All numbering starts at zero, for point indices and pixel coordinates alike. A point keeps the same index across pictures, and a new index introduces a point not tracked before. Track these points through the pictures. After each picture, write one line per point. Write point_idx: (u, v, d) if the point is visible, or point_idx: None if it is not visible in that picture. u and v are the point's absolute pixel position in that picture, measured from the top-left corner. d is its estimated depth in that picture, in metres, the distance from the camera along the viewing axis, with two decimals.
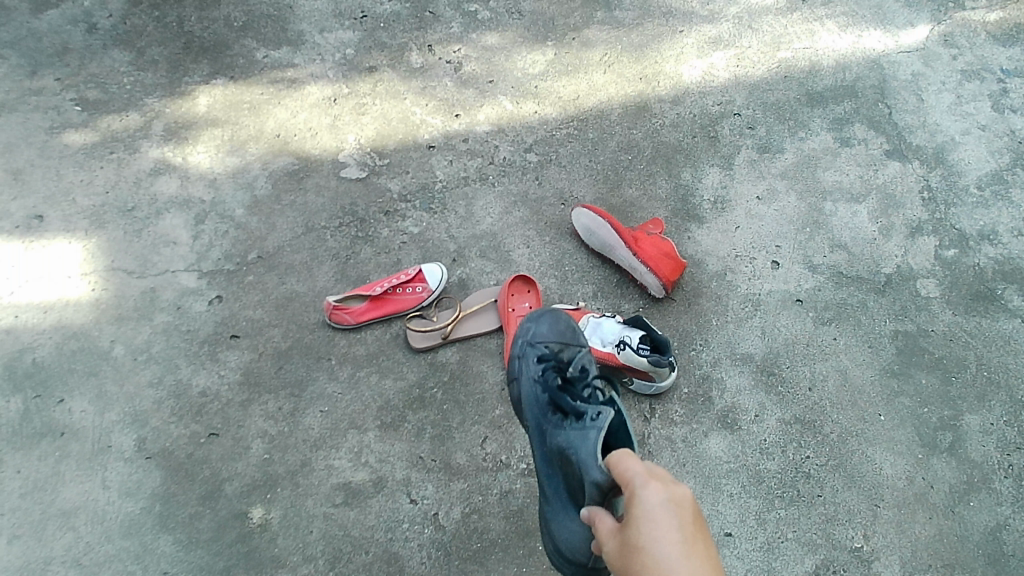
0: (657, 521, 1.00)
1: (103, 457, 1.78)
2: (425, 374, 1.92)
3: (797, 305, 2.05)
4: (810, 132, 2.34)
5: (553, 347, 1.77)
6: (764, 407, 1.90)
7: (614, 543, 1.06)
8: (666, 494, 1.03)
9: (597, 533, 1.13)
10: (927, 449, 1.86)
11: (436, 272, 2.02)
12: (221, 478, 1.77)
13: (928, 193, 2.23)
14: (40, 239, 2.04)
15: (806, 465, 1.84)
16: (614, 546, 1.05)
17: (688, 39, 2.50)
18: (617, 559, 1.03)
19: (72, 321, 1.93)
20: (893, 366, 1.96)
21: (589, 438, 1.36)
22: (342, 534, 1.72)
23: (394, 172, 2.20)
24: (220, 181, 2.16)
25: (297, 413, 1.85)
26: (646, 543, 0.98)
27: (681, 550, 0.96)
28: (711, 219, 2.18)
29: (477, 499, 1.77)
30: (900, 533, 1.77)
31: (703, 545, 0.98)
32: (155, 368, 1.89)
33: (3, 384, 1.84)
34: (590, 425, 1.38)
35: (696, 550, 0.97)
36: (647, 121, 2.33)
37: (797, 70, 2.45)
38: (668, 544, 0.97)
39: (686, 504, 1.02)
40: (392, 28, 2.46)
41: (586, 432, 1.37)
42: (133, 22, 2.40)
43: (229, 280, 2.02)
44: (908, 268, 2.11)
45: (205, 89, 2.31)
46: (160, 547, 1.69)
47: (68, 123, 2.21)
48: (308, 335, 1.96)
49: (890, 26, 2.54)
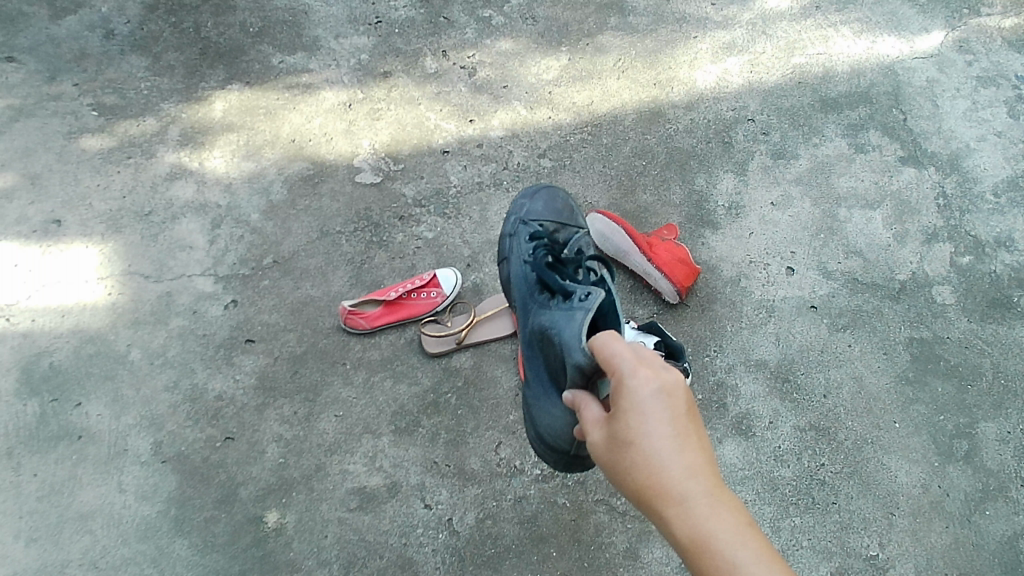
0: (648, 415, 1.02)
1: (120, 461, 1.79)
2: (439, 380, 1.92)
3: (812, 312, 2.04)
4: (824, 138, 2.34)
5: (547, 228, 1.90)
6: (778, 414, 1.90)
7: (603, 434, 1.10)
8: (657, 384, 1.04)
9: (585, 419, 1.18)
10: (943, 457, 1.85)
11: (450, 278, 2.02)
12: (236, 482, 1.78)
13: (943, 200, 2.23)
14: (58, 244, 2.05)
15: (821, 472, 1.83)
16: (602, 436, 1.10)
17: (702, 44, 2.50)
18: (607, 452, 1.07)
19: (89, 325, 1.95)
20: (908, 374, 1.96)
21: (574, 318, 1.41)
22: (356, 539, 1.73)
23: (409, 177, 2.21)
24: (236, 186, 2.18)
25: (312, 418, 1.86)
26: (638, 440, 1.02)
27: (674, 445, 1.00)
28: (725, 225, 2.17)
29: (491, 505, 1.77)
30: (915, 541, 1.76)
31: (695, 436, 1.02)
32: (171, 372, 1.90)
33: (21, 388, 1.86)
34: (578, 306, 1.44)
35: (689, 443, 1.01)
36: (660, 127, 2.34)
37: (811, 76, 2.45)
38: (660, 438, 1.01)
39: (676, 393, 1.05)
40: (406, 34, 2.47)
41: (574, 312, 1.43)
42: (150, 28, 2.42)
43: (245, 284, 2.03)
44: (924, 275, 2.10)
45: (221, 95, 2.32)
46: (176, 551, 1.71)
47: (85, 128, 2.23)
48: (322, 340, 1.96)
49: (905, 32, 2.54)
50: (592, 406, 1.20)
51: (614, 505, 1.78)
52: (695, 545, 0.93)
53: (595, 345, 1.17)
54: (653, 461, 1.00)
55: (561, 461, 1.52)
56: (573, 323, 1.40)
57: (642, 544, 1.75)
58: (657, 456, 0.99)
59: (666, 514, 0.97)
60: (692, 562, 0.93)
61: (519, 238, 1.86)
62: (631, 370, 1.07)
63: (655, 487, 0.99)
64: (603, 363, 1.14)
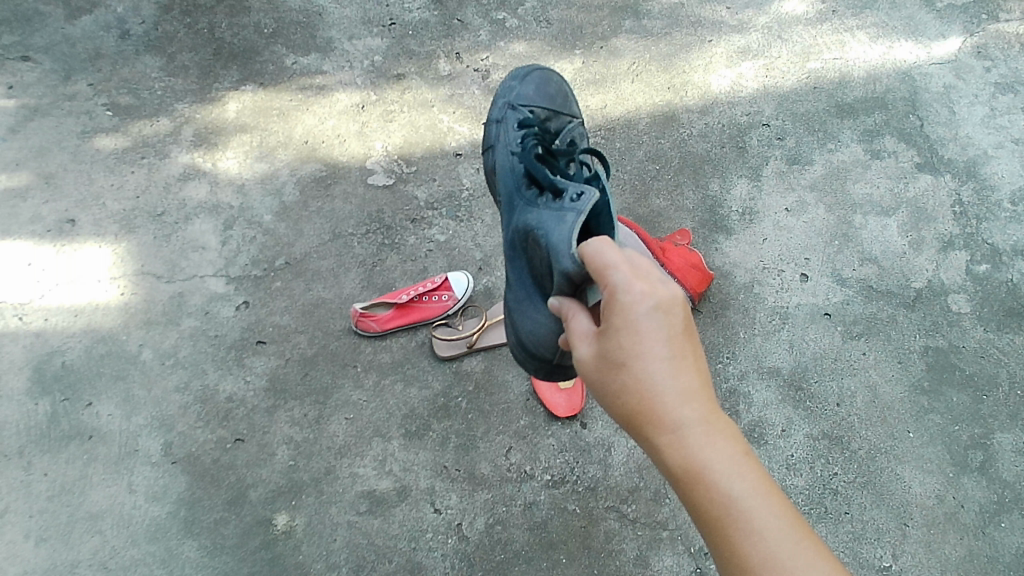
0: (642, 336, 0.99)
1: (130, 461, 1.79)
2: (450, 383, 1.91)
3: (826, 319, 2.03)
4: (839, 143, 2.32)
5: (539, 116, 1.84)
6: (791, 422, 1.88)
7: (594, 351, 1.06)
8: (653, 302, 0.99)
9: (573, 331, 1.14)
10: (958, 467, 1.83)
11: (462, 281, 2.02)
12: (246, 484, 1.78)
13: (959, 207, 2.20)
14: (71, 243, 2.06)
15: (834, 482, 1.82)
16: (591, 351, 1.06)
17: (717, 49, 2.49)
18: (596, 369, 1.05)
19: (101, 324, 1.95)
20: (923, 383, 1.94)
21: (565, 221, 1.32)
22: (366, 543, 1.73)
23: (421, 180, 2.21)
24: (249, 187, 2.18)
25: (322, 420, 1.85)
26: (631, 362, 0.99)
27: (669, 369, 0.98)
28: (739, 230, 2.16)
29: (501, 510, 1.77)
30: (928, 553, 1.75)
31: (692, 358, 1.00)
32: (182, 373, 1.90)
33: (33, 387, 1.86)
34: (569, 207, 1.34)
35: (684, 365, 0.99)
36: (674, 131, 2.32)
37: (826, 81, 2.43)
38: (654, 360, 0.98)
39: (673, 311, 1.00)
40: (420, 36, 2.46)
41: (565, 214, 1.34)
42: (165, 28, 2.43)
43: (257, 285, 2.03)
44: (940, 283, 2.08)
45: (234, 96, 2.32)
46: (185, 552, 1.71)
47: (100, 128, 2.24)
48: (333, 342, 1.96)
49: (922, 37, 2.52)
50: (580, 316, 1.16)
51: (625, 512, 1.77)
52: (689, 473, 0.93)
53: (585, 252, 1.09)
54: (647, 385, 0.98)
55: (540, 367, 1.50)
56: (563, 226, 1.31)
57: (652, 552, 1.73)
58: (653, 383, 0.97)
59: (657, 441, 0.97)
60: (685, 492, 0.93)
61: (508, 126, 1.80)
62: (625, 285, 1.01)
63: (649, 416, 0.97)
64: (592, 271, 1.07)
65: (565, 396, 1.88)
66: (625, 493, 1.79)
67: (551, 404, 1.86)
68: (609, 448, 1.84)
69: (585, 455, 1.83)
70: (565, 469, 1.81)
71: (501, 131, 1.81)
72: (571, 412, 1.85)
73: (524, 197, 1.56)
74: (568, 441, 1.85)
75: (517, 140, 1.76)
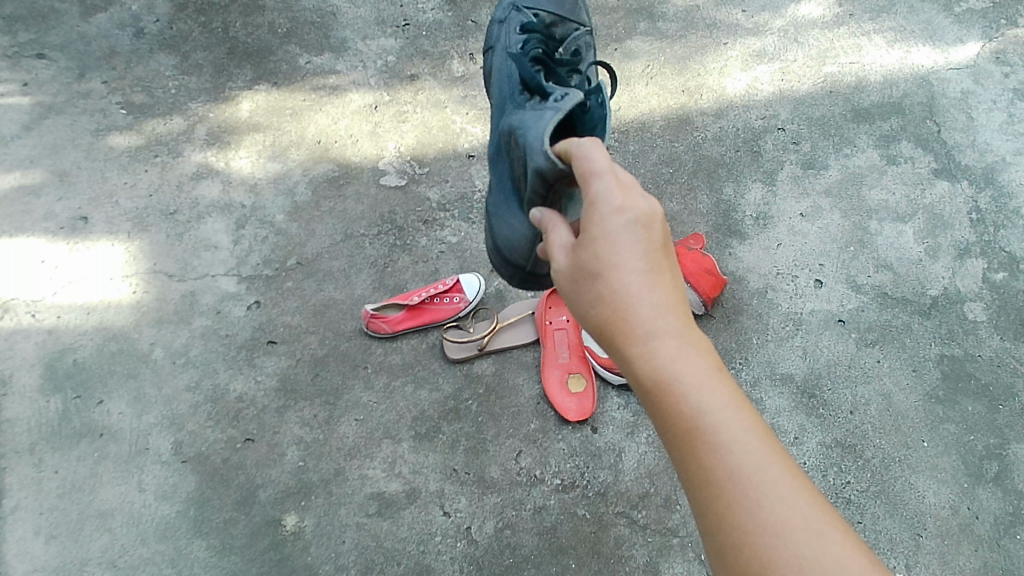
0: (619, 246, 0.97)
1: (140, 460, 1.79)
2: (460, 386, 1.90)
3: (840, 326, 2.01)
4: (855, 148, 2.30)
5: (545, 19, 1.78)
6: (804, 429, 1.87)
7: (570, 260, 1.04)
8: (633, 214, 0.98)
9: (550, 242, 1.11)
10: (972, 478, 1.81)
11: (473, 283, 2.03)
12: (256, 484, 1.77)
13: (977, 214, 2.18)
14: (84, 240, 2.06)
15: (847, 491, 1.80)
16: (568, 263, 1.04)
17: (732, 51, 2.47)
18: (571, 281, 1.02)
19: (112, 322, 1.95)
20: (938, 392, 1.92)
21: (544, 118, 1.29)
22: (374, 545, 1.72)
23: (433, 181, 2.20)
24: (261, 187, 2.17)
25: (332, 421, 1.85)
26: (608, 274, 0.97)
27: (645, 279, 0.97)
28: (753, 235, 2.14)
29: (510, 514, 1.76)
30: (942, 564, 1.73)
31: (668, 274, 0.99)
32: (193, 372, 1.90)
33: (44, 384, 1.86)
34: (550, 106, 1.31)
35: (660, 279, 0.97)
36: (689, 135, 2.31)
37: (843, 85, 2.41)
38: (631, 272, 0.96)
39: (653, 226, 0.99)
40: (434, 36, 2.46)
41: (545, 113, 1.30)
42: (179, 26, 2.43)
43: (268, 285, 2.03)
44: (956, 291, 2.06)
45: (248, 95, 2.32)
46: (194, 552, 1.71)
47: (113, 125, 2.24)
48: (344, 343, 1.95)
49: (940, 42, 2.49)
50: (560, 230, 1.13)
51: (635, 518, 1.75)
52: (659, 385, 0.91)
53: (572, 153, 1.07)
54: (623, 296, 0.96)
55: (515, 274, 1.59)
56: (541, 123, 1.28)
57: (662, 559, 1.72)
58: (627, 291, 0.96)
59: (631, 353, 0.94)
60: (654, 401, 0.91)
61: (510, 28, 1.77)
62: (604, 191, 1.00)
63: (623, 324, 0.95)
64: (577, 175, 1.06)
65: (576, 400, 1.88)
66: (635, 499, 1.77)
67: (562, 408, 1.86)
68: (620, 453, 1.83)
69: (596, 460, 1.82)
70: (575, 474, 1.80)
71: (502, 33, 1.78)
72: (582, 416, 1.85)
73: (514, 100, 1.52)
74: (579, 445, 1.84)
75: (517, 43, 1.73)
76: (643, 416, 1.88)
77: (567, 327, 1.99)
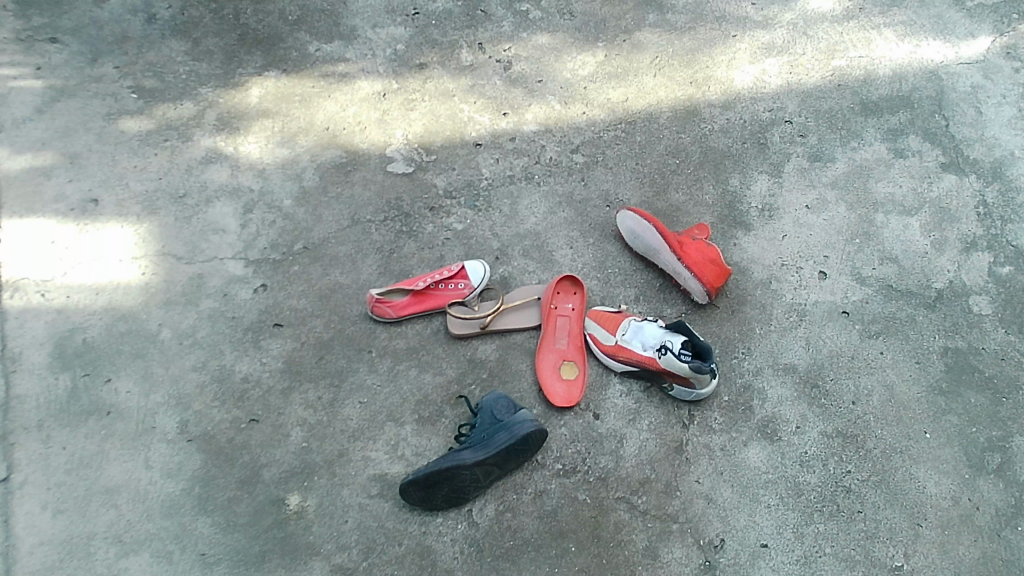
0: None
1: (147, 438, 1.81)
2: (464, 371, 1.92)
3: (844, 317, 2.01)
4: (863, 141, 2.30)
5: (469, 449, 1.66)
6: (806, 419, 1.87)
7: None
8: None
9: None
10: (974, 469, 1.81)
11: (479, 270, 2.01)
12: (260, 465, 1.79)
13: (984, 208, 2.18)
14: (95, 223, 2.08)
15: (847, 480, 1.80)
16: None
17: (741, 44, 2.48)
18: None
19: (121, 302, 1.98)
20: (941, 384, 1.92)
21: (522, 424, 1.68)
22: (376, 526, 1.72)
23: (440, 168, 2.22)
24: (269, 172, 2.19)
25: (336, 403, 1.87)
26: None
27: None
28: (758, 226, 2.15)
29: (511, 498, 1.76)
30: (942, 553, 1.72)
31: None
32: (200, 353, 1.92)
33: (53, 361, 1.88)
34: (515, 426, 1.68)
35: None
36: (695, 126, 2.32)
37: (851, 79, 2.41)
38: None
39: None
40: (443, 26, 2.48)
41: (514, 428, 1.68)
42: (191, 13, 2.46)
43: (275, 269, 2.05)
44: (961, 284, 2.06)
45: (258, 81, 2.35)
46: (199, 528, 1.71)
47: (125, 110, 2.27)
48: (349, 327, 1.97)
49: (950, 37, 2.49)
50: None
51: (635, 504, 1.76)
52: None
53: None
54: None
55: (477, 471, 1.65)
56: (522, 425, 1.68)
57: (662, 544, 1.71)
58: None
59: None
60: None
61: (463, 450, 1.65)
62: None
63: None
64: None
65: (565, 386, 1.89)
66: (636, 484, 1.78)
67: (550, 396, 1.87)
68: (621, 439, 1.83)
69: (597, 446, 1.82)
70: (577, 459, 1.81)
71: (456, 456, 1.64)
72: (568, 402, 1.86)
73: (496, 436, 1.67)
74: (580, 431, 1.84)
75: (467, 451, 1.65)
76: (645, 403, 1.88)
77: (571, 314, 2.00)
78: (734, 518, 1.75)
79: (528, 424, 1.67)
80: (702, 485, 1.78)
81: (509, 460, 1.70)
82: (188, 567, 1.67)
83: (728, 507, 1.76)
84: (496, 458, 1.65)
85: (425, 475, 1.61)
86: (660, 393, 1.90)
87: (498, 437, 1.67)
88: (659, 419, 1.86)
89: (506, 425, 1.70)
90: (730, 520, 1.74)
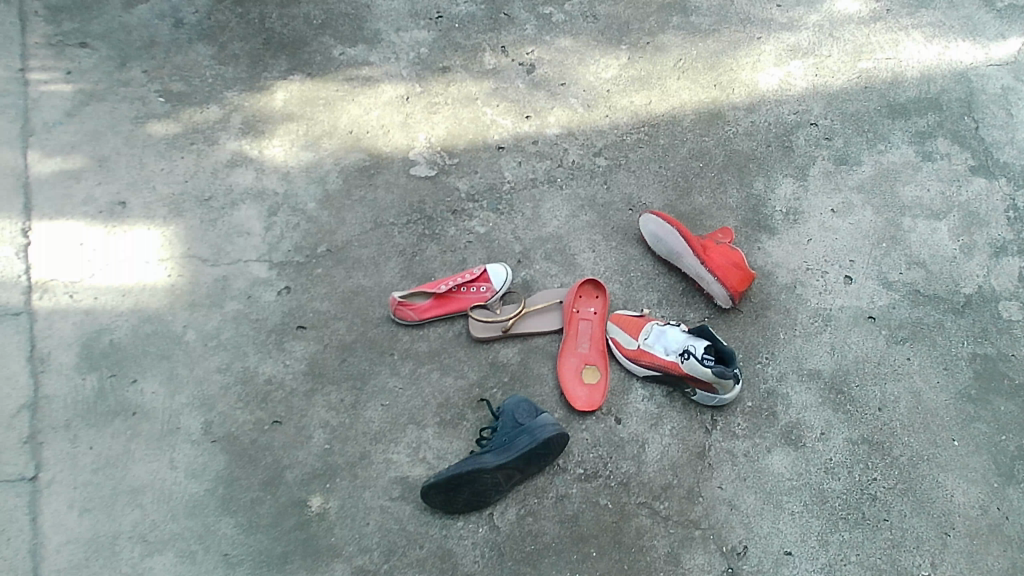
0: None
1: (172, 438, 1.83)
2: (485, 374, 1.92)
3: (870, 323, 1.98)
4: (890, 144, 2.27)
5: (492, 453, 1.66)
6: (830, 425, 1.85)
7: None
8: None
9: None
10: (1003, 478, 1.78)
11: (501, 273, 2.01)
12: (283, 466, 1.80)
13: (1014, 212, 2.14)
14: (122, 225, 2.11)
15: (873, 487, 1.77)
16: None
17: (766, 46, 2.45)
18: None
19: (147, 304, 2.00)
20: (970, 391, 1.89)
21: (545, 427, 1.68)
22: (397, 528, 1.73)
23: (463, 171, 2.22)
24: (294, 175, 2.21)
25: (359, 406, 1.87)
26: None
27: None
28: (783, 230, 2.13)
29: (532, 502, 1.75)
30: (971, 563, 1.69)
31: None
32: (224, 354, 1.94)
33: (80, 362, 1.91)
34: (539, 429, 1.68)
35: None
36: (719, 129, 2.30)
37: (878, 81, 2.39)
38: None
39: None
40: (466, 29, 2.49)
41: (538, 432, 1.67)
42: (217, 18, 2.49)
43: (299, 272, 2.06)
44: (990, 290, 2.03)
45: (283, 85, 2.37)
46: (222, 529, 1.73)
47: (152, 114, 2.30)
48: (371, 329, 1.98)
49: (980, 38, 2.45)
50: None
51: (657, 509, 1.75)
52: None
53: None
54: None
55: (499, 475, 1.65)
56: (545, 428, 1.67)
57: (684, 550, 1.70)
58: None
59: None
60: None
61: (486, 454, 1.65)
62: None
63: None
64: None
65: (587, 391, 1.88)
66: (658, 490, 1.77)
67: (571, 400, 1.86)
68: (644, 444, 1.82)
69: (619, 451, 1.81)
70: (598, 464, 1.80)
71: (478, 459, 1.64)
72: (589, 407, 1.85)
73: (519, 440, 1.67)
74: (601, 436, 1.84)
75: (489, 454, 1.65)
76: (667, 408, 1.87)
77: (593, 318, 1.98)
78: (757, 525, 1.73)
79: (552, 428, 1.67)
80: (725, 491, 1.77)
81: (531, 464, 1.69)
82: (212, 567, 1.69)
83: (751, 513, 1.74)
84: (518, 462, 1.64)
85: (447, 477, 1.60)
86: (682, 398, 1.89)
87: (520, 440, 1.66)
88: (681, 424, 1.85)
89: (528, 429, 1.70)
90: (753, 526, 1.73)
